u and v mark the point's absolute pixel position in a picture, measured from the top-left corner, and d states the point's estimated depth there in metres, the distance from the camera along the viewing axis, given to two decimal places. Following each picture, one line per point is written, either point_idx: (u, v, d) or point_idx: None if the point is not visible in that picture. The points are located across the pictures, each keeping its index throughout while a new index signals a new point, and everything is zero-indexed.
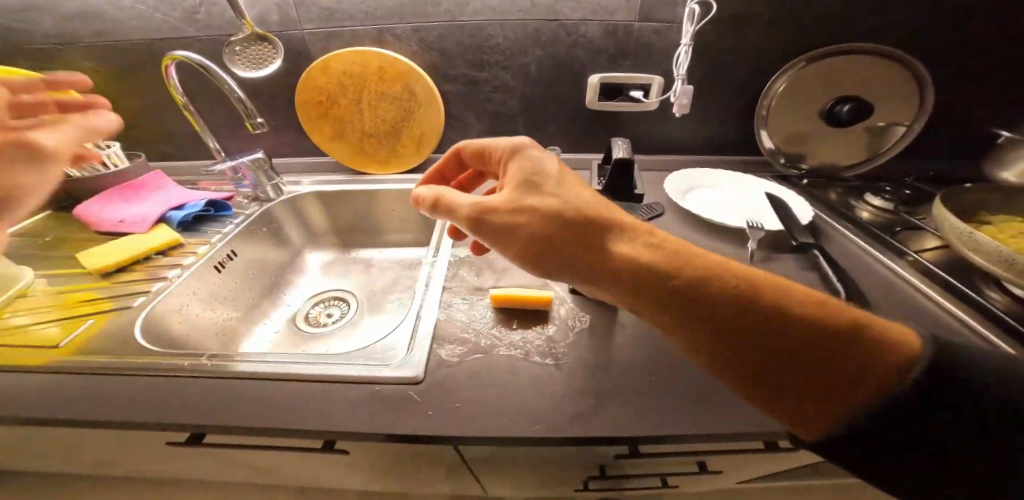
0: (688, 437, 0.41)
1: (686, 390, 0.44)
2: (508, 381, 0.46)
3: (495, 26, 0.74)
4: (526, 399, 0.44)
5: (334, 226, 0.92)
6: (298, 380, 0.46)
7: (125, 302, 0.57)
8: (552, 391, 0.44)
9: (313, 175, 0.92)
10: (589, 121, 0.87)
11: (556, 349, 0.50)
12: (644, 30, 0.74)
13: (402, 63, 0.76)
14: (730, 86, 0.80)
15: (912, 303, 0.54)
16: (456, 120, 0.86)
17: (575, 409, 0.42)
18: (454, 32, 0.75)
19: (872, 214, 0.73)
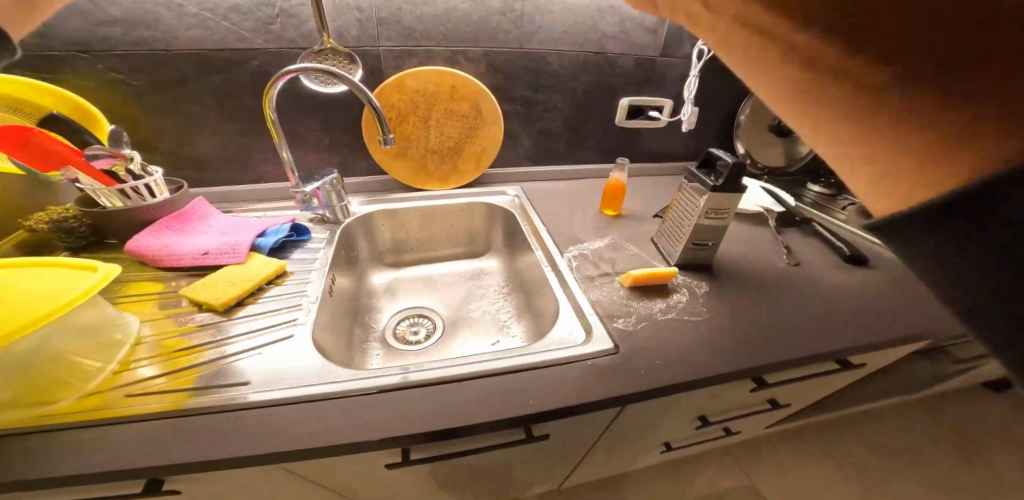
0: (813, 353, 0.58)
1: (793, 323, 0.63)
2: (678, 335, 0.59)
3: (554, 55, 0.86)
4: (700, 346, 0.58)
5: (393, 245, 0.90)
6: (521, 369, 0.52)
7: (282, 333, 0.53)
8: (714, 337, 0.59)
9: (365, 194, 0.88)
10: (616, 136, 1.04)
11: (694, 309, 0.65)
12: (663, 62, 0.95)
13: (474, 84, 0.81)
14: (714, 107, 1.07)
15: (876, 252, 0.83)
16: (510, 137, 0.95)
17: (737, 347, 0.58)
18: (519, 59, 0.84)
19: (818, 196, 1.06)
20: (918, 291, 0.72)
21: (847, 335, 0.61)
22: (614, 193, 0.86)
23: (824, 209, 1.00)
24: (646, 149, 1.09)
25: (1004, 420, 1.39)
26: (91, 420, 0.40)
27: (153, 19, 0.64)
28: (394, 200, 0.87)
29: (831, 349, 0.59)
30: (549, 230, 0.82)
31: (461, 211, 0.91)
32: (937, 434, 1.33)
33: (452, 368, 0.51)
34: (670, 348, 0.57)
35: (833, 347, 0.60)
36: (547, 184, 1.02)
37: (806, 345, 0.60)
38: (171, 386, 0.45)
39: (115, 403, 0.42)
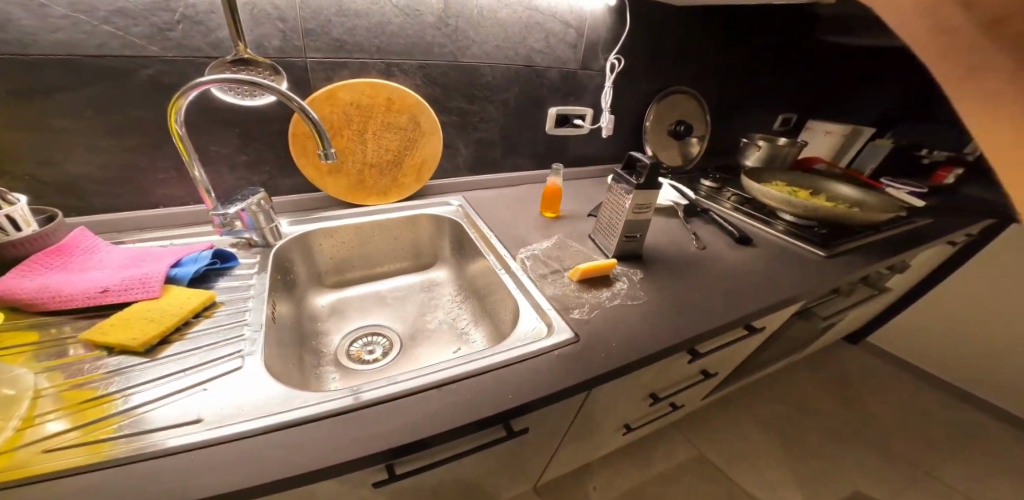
0: (732, 320, 0.70)
1: (712, 298, 0.74)
2: (625, 320, 0.66)
3: (486, 68, 0.90)
4: (644, 326, 0.65)
5: (332, 265, 0.84)
6: (495, 367, 0.54)
7: (229, 366, 0.48)
8: (654, 318, 0.67)
9: (295, 213, 0.81)
10: (546, 143, 1.12)
11: (635, 293, 0.72)
12: (582, 76, 1.05)
13: (411, 96, 0.81)
14: (626, 115, 1.21)
15: (758, 232, 1.02)
16: (447, 148, 0.96)
17: (674, 324, 0.66)
18: (454, 71, 0.87)
19: (710, 189, 1.26)
20: (794, 260, 0.91)
21: (751, 301, 0.75)
22: (552, 196, 0.92)
23: (716, 199, 1.19)
24: (573, 154, 1.18)
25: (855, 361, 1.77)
26: (2, 485, 0.34)
27: (4, 19, 0.53)
28: (329, 218, 0.83)
29: (744, 312, 0.71)
30: (496, 234, 0.84)
31: (404, 223, 0.89)
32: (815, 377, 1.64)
33: (428, 375, 0.50)
34: (623, 329, 0.63)
35: (744, 315, 0.72)
36: (486, 191, 1.04)
37: (723, 311, 0.71)
38: (101, 435, 0.38)
39: (28, 463, 0.36)
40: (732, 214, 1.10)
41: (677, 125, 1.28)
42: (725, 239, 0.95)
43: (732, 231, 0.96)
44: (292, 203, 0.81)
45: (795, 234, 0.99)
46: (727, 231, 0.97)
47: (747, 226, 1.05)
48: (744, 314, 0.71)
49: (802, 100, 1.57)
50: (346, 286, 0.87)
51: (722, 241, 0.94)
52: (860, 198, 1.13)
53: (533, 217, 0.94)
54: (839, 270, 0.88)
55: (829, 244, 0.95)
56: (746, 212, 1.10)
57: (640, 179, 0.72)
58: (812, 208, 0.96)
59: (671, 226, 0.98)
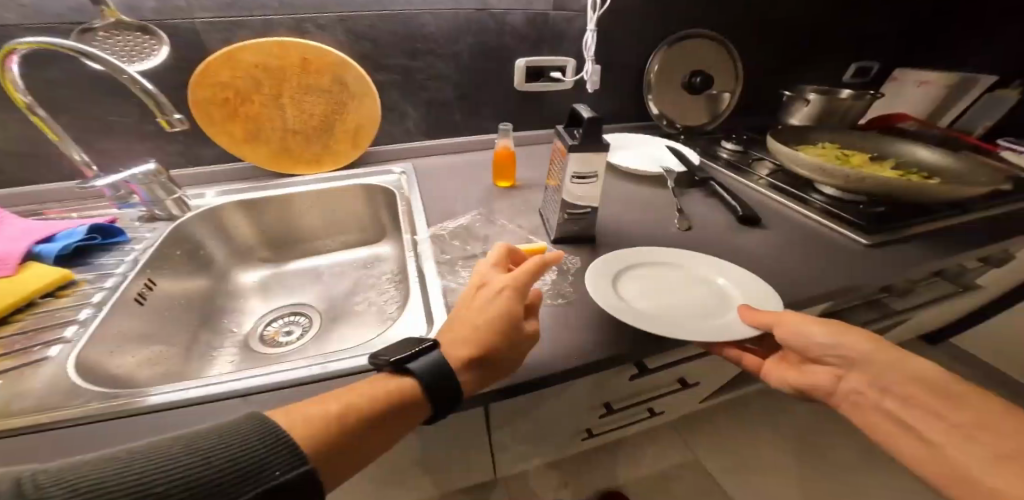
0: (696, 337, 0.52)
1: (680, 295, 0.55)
2: (536, 328, 0.52)
3: (427, 15, 0.77)
4: (561, 334, 0.51)
5: (264, 238, 0.82)
6: (343, 375, 0.43)
7: (41, 355, 0.44)
8: (578, 328, 0.52)
9: (222, 182, 0.78)
10: (517, 102, 0.96)
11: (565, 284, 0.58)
12: (558, 17, 0.87)
13: (330, 54, 0.70)
14: (622, 66, 1.01)
15: (777, 210, 0.78)
16: (391, 111, 0.86)
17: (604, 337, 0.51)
18: (385, 22, 0.74)
19: (730, 155, 1.01)
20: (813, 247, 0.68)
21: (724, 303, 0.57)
22: (503, 162, 0.79)
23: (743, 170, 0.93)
24: (555, 114, 1.02)
25: None
26: None
27: None
28: (256, 188, 0.79)
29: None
30: (423, 208, 0.74)
31: (338, 195, 0.82)
32: None
33: (259, 378, 0.42)
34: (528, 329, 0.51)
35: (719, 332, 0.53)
36: (442, 160, 0.93)
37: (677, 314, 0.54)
38: None
39: None
40: (745, 183, 0.88)
41: (691, 76, 1.04)
42: (724, 217, 0.75)
43: (734, 207, 0.74)
44: (222, 171, 0.80)
45: (825, 216, 0.74)
46: (728, 206, 0.76)
47: (762, 201, 0.82)
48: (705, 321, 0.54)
49: (881, 38, 1.21)
50: (283, 261, 0.85)
51: (718, 221, 0.74)
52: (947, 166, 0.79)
53: (482, 189, 0.82)
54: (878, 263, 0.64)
55: (872, 230, 0.69)
56: (767, 183, 0.86)
57: (574, 137, 0.54)
58: (857, 178, 0.68)
59: (655, 199, 0.80)
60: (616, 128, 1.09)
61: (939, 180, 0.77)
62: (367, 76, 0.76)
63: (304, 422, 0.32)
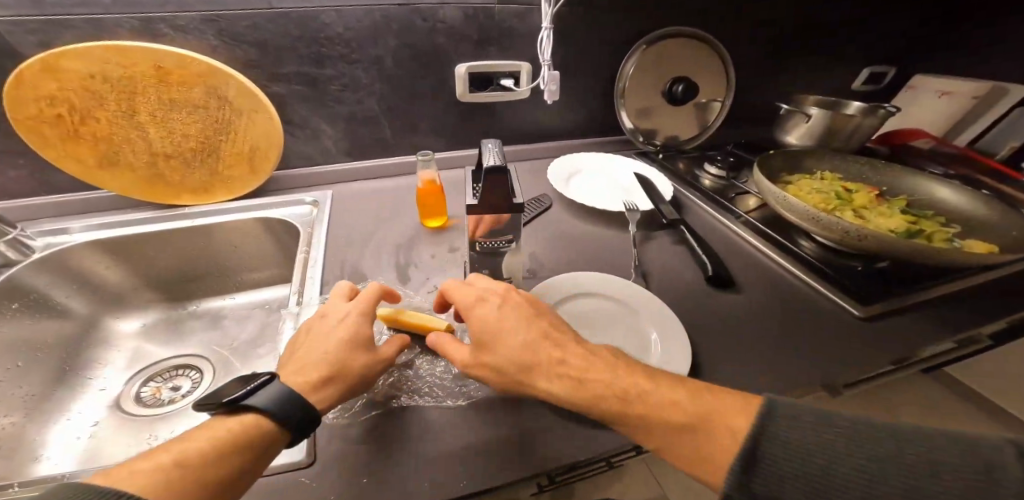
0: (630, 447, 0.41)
1: None
2: (423, 432, 0.42)
3: (330, 12, 0.62)
4: (454, 443, 0.41)
5: (147, 278, 0.72)
6: None
7: None
8: (474, 432, 0.42)
9: (91, 216, 0.70)
10: (463, 114, 0.83)
11: (466, 385, 0.46)
12: (505, 13, 0.72)
13: (196, 62, 0.56)
14: (589, 72, 0.86)
15: (753, 261, 0.67)
16: (302, 128, 0.73)
17: (504, 446, 0.40)
18: (272, 21, 0.60)
19: (711, 181, 0.88)
20: (792, 316, 0.56)
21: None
22: (430, 197, 0.65)
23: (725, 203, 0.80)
24: (510, 128, 0.88)
25: None
26: None
27: None
28: (133, 224, 0.69)
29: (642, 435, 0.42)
30: (323, 260, 0.61)
31: (236, 231, 0.72)
32: None
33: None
34: (399, 447, 0.40)
35: None
36: (371, 186, 0.81)
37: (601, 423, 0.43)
38: None
39: None
40: (720, 220, 0.76)
41: (671, 84, 0.89)
42: (690, 274, 0.62)
43: (704, 264, 0.62)
44: (98, 204, 0.71)
45: (813, 274, 0.62)
46: (699, 263, 0.63)
47: (741, 249, 0.69)
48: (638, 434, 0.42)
49: (896, 38, 1.05)
50: (180, 302, 0.75)
51: (682, 278, 0.62)
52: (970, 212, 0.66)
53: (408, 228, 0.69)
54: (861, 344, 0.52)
55: (874, 298, 0.57)
56: (747, 223, 0.74)
57: (472, 199, 0.42)
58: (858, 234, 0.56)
59: (611, 245, 0.68)
60: (583, 143, 0.96)
61: (959, 227, 0.65)
62: (256, 88, 0.62)
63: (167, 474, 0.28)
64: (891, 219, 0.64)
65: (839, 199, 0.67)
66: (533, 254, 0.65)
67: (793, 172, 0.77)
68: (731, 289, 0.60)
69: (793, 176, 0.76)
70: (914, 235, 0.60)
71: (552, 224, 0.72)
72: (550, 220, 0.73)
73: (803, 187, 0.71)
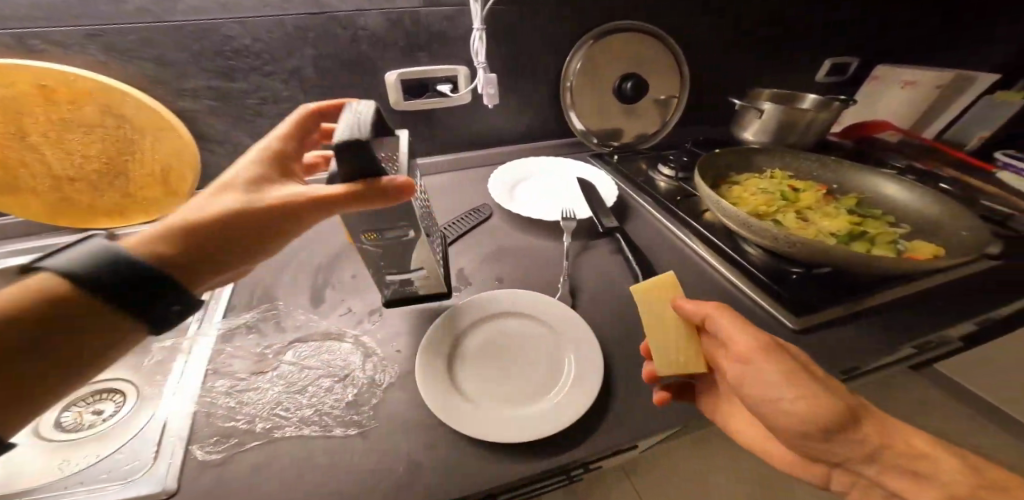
0: (520, 479, 0.40)
1: (510, 416, 0.43)
2: (300, 471, 0.39)
3: (232, 23, 0.60)
4: (331, 482, 0.38)
5: None
6: None
7: None
8: (357, 472, 0.39)
9: (5, 242, 0.67)
10: (401, 122, 0.80)
11: (360, 412, 0.44)
12: (432, 16, 0.70)
13: (84, 80, 0.55)
14: (531, 74, 0.83)
15: (696, 270, 0.63)
16: (223, 144, 0.70)
17: (384, 485, 0.38)
18: (165, 34, 0.58)
19: (665, 183, 0.83)
20: None
21: (568, 427, 0.43)
22: None
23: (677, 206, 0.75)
24: (453, 134, 0.86)
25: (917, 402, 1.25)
26: None
27: None
28: (48, 247, 0.66)
29: (536, 465, 0.40)
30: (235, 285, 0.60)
31: None
32: None
33: None
34: (271, 479, 0.38)
35: (555, 468, 0.41)
36: None
37: (496, 453, 0.41)
38: None
39: None
40: (668, 227, 0.71)
41: (622, 80, 0.85)
42: (624, 286, 0.59)
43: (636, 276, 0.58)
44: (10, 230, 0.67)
45: (751, 281, 0.58)
46: (633, 275, 0.60)
47: (681, 253, 0.66)
48: (533, 464, 0.40)
49: (863, 27, 1.02)
50: None
51: (614, 291, 0.59)
52: (923, 213, 0.62)
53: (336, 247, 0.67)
54: (791, 355, 0.49)
55: (808, 309, 0.54)
56: (692, 229, 0.69)
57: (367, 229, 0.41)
58: (791, 242, 0.52)
59: (545, 258, 0.64)
60: (535, 146, 0.92)
61: (907, 227, 0.62)
62: (158, 105, 0.61)
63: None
64: (834, 220, 0.61)
65: (783, 199, 0.64)
66: (461, 269, 0.62)
67: (741, 172, 0.73)
68: None
69: (740, 176, 0.73)
70: (855, 239, 0.57)
71: (490, 238, 0.68)
72: (490, 231, 0.70)
73: (749, 189, 0.67)
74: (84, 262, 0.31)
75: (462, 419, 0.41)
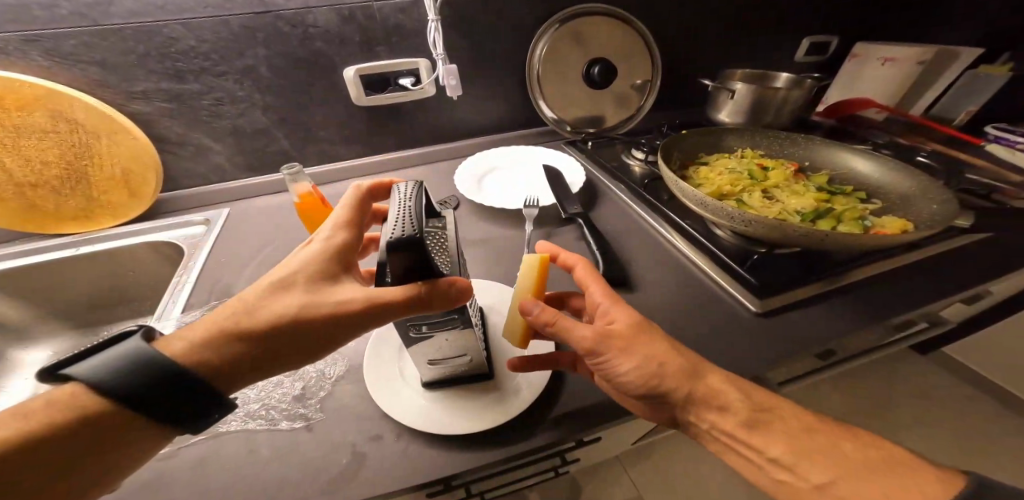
0: (466, 470, 0.38)
1: (459, 405, 0.41)
2: (242, 465, 0.38)
3: (175, 25, 0.62)
4: (270, 475, 0.37)
5: (43, 309, 0.70)
6: None
7: None
8: (298, 464, 0.38)
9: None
10: (366, 119, 0.80)
11: (308, 405, 0.43)
12: (385, 10, 0.70)
13: (30, 86, 0.57)
14: (494, 64, 0.82)
15: (664, 253, 0.60)
16: (184, 146, 0.72)
17: (325, 478, 0.37)
18: (108, 38, 0.60)
19: (639, 167, 0.80)
20: (690, 307, 0.51)
21: (519, 413, 0.42)
22: (311, 210, 0.63)
23: (649, 188, 0.72)
24: (421, 128, 0.85)
25: (924, 385, 1.21)
26: None
27: None
28: (19, 254, 0.67)
29: (487, 454, 0.39)
30: (195, 284, 0.58)
31: (126, 255, 0.70)
32: (852, 412, 1.14)
33: None
34: (213, 475, 0.37)
35: (506, 458, 0.39)
36: (272, 200, 0.79)
37: (442, 441, 0.40)
38: None
39: None
40: (637, 210, 0.68)
41: (589, 65, 0.84)
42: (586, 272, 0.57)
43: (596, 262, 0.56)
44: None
45: (717, 262, 0.56)
46: (595, 261, 0.58)
47: (647, 237, 0.63)
48: (482, 453, 0.39)
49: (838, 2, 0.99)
50: (85, 330, 0.74)
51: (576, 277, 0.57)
52: (897, 186, 0.60)
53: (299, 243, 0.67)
54: (755, 334, 0.47)
55: (775, 290, 0.51)
56: (658, 212, 0.66)
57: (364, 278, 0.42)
58: (745, 221, 0.51)
59: (508, 246, 0.63)
60: (507, 137, 0.91)
61: (879, 203, 0.60)
62: (110, 109, 0.63)
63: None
64: (802, 197, 0.59)
65: (749, 178, 0.63)
66: None
67: (710, 153, 0.72)
68: (626, 287, 0.54)
69: (710, 157, 0.71)
70: (821, 216, 0.55)
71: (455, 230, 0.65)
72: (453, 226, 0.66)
73: (715, 169, 0.65)
74: (108, 372, 0.28)
75: (407, 410, 0.40)
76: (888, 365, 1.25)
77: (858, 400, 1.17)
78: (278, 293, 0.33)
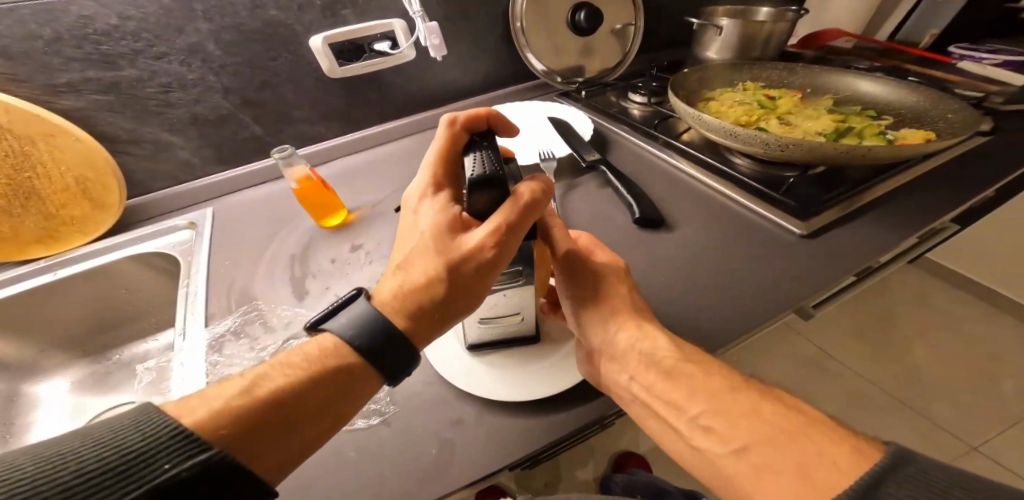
0: (568, 434, 0.35)
1: (549, 371, 0.38)
2: (331, 468, 0.34)
3: (85, 1, 0.52)
4: (363, 474, 0.33)
5: (40, 344, 0.61)
6: None
7: None
8: (391, 458, 0.34)
9: None
10: (343, 91, 0.73)
11: (377, 400, 0.38)
12: None
13: None
14: (474, 19, 0.75)
15: (694, 192, 0.58)
16: (136, 143, 0.63)
17: (425, 464, 0.33)
18: (6, 21, 0.49)
19: (639, 111, 0.77)
20: (736, 241, 0.50)
21: None
22: (314, 196, 0.57)
23: (660, 128, 0.69)
24: (404, 97, 0.78)
25: (915, 298, 1.29)
26: None
27: None
28: None
29: (585, 412, 0.36)
30: (208, 292, 0.51)
31: (121, 272, 0.62)
32: (855, 333, 1.21)
33: None
34: (299, 484, 0.33)
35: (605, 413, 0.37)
36: (256, 192, 0.71)
37: (533, 409, 0.37)
38: None
39: None
40: (649, 151, 0.66)
41: (573, 11, 0.79)
42: (620, 219, 0.55)
43: (630, 206, 0.54)
44: None
45: (751, 195, 0.54)
46: (625, 205, 0.55)
47: (671, 177, 0.61)
48: (578, 414, 0.36)
49: None
50: (91, 358, 0.65)
51: (610, 223, 0.54)
52: (906, 102, 0.61)
53: (304, 232, 0.60)
54: (809, 259, 0.47)
55: (813, 211, 0.50)
56: (679, 152, 0.63)
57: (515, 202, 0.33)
58: (781, 145, 0.48)
59: None
60: (499, 96, 0.86)
61: (891, 119, 0.60)
62: (36, 107, 0.52)
63: (209, 410, 0.24)
64: (819, 120, 0.59)
65: (762, 108, 0.62)
66: None
67: (715, 86, 0.70)
68: (661, 228, 0.53)
69: (714, 89, 0.69)
70: (842, 135, 0.55)
71: None
72: None
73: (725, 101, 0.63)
74: (358, 325, 0.28)
75: (487, 386, 0.37)
76: (882, 283, 1.34)
77: (861, 321, 1.24)
78: (440, 246, 0.30)
